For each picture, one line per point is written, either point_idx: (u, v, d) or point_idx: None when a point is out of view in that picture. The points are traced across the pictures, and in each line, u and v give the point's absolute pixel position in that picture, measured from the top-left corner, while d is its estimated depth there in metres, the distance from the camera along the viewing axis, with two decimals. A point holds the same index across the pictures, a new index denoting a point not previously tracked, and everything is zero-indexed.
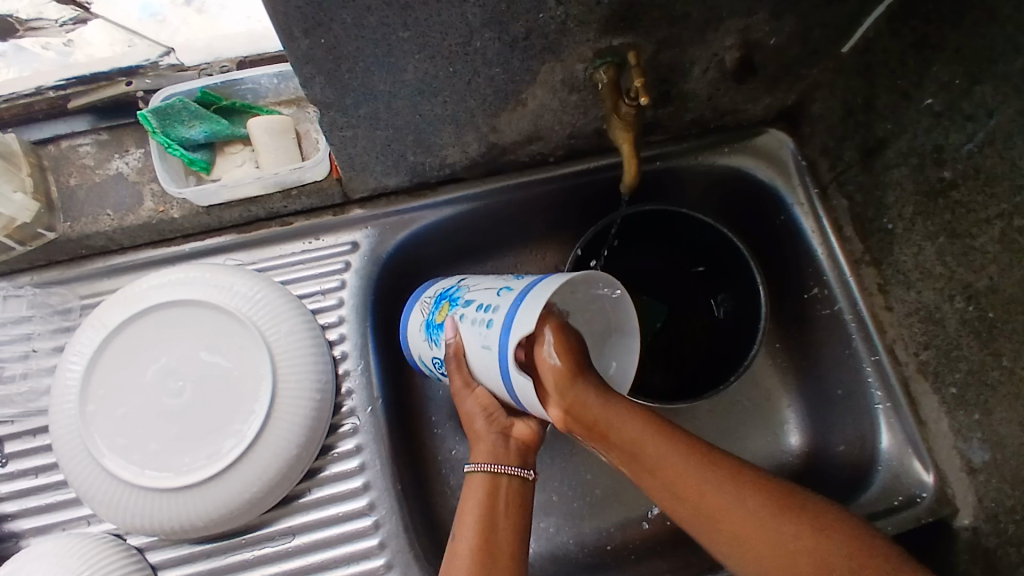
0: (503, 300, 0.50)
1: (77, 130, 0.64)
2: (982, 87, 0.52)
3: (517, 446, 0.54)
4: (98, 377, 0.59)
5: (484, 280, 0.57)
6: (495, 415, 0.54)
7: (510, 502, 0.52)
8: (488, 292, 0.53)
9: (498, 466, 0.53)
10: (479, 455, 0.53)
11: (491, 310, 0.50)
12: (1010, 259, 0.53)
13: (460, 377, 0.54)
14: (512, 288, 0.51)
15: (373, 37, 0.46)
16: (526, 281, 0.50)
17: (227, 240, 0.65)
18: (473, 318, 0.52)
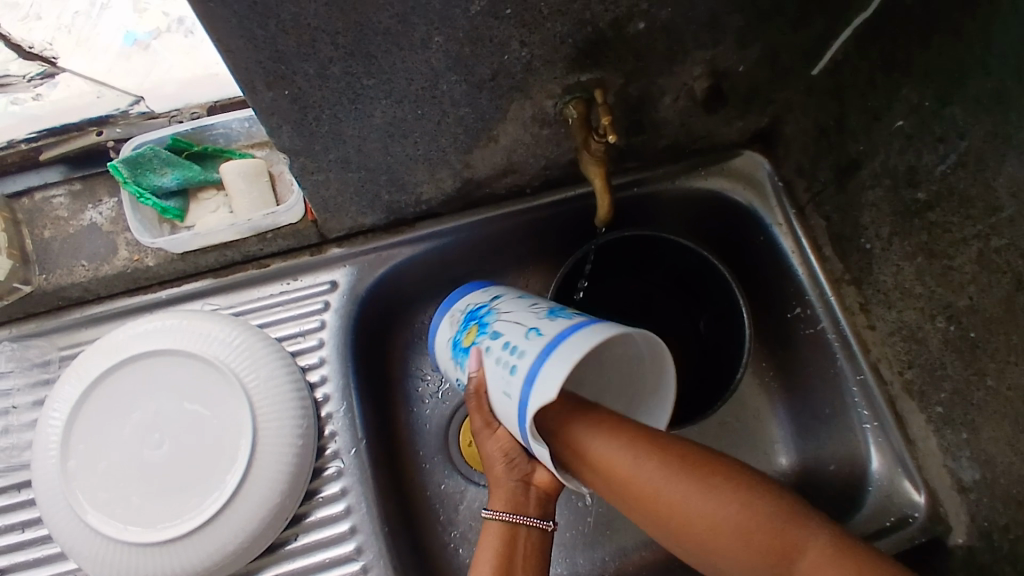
0: (531, 347, 0.48)
1: (50, 180, 0.64)
2: (952, 110, 0.52)
3: (537, 495, 0.55)
4: (79, 431, 0.58)
5: (517, 304, 0.54)
6: (516, 462, 0.54)
7: (527, 554, 0.53)
8: (517, 329, 0.50)
9: (516, 516, 0.53)
10: (496, 504, 0.54)
11: (519, 353, 0.48)
12: (988, 278, 0.52)
13: (481, 419, 0.53)
14: (542, 333, 0.48)
15: (337, 86, 0.46)
16: (555, 327, 0.48)
17: (204, 285, 0.65)
18: (497, 354, 0.50)
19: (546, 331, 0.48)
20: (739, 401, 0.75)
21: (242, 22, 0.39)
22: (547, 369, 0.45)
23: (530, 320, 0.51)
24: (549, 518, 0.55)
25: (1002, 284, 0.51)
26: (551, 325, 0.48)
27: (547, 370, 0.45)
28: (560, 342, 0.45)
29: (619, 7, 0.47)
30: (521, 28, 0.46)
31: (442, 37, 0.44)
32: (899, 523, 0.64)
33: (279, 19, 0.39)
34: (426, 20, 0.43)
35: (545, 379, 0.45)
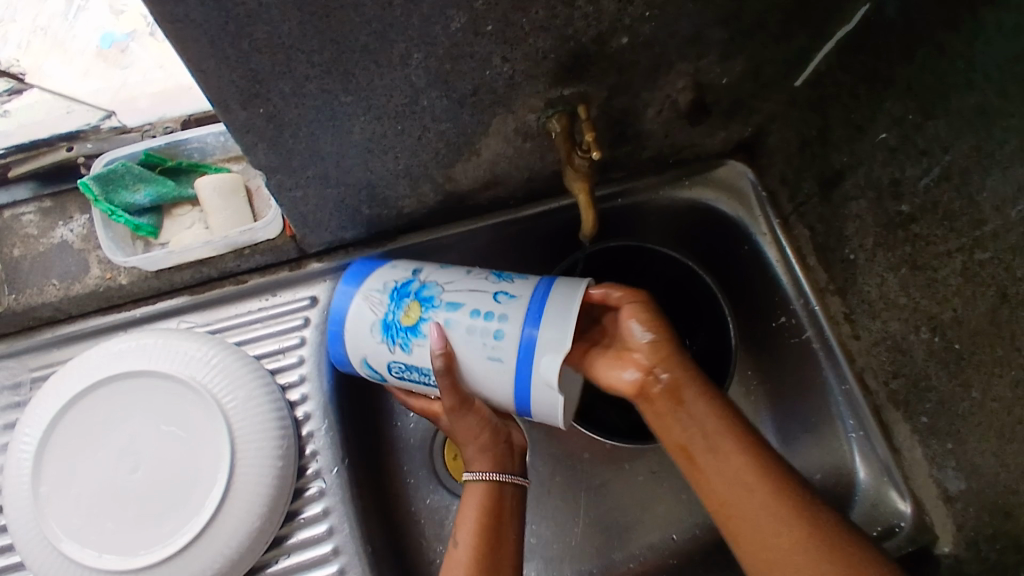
0: (512, 304, 0.52)
1: (19, 198, 0.62)
2: (936, 123, 0.51)
3: (508, 453, 0.59)
4: (50, 456, 0.56)
5: (448, 274, 0.56)
6: (495, 427, 0.58)
7: (482, 504, 0.57)
8: (481, 294, 0.53)
9: (484, 473, 0.58)
10: (473, 465, 0.58)
11: (502, 305, 0.52)
12: (973, 291, 0.52)
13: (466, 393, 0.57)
14: (517, 295, 0.53)
15: (314, 103, 0.45)
16: (525, 286, 0.53)
17: (179, 303, 0.63)
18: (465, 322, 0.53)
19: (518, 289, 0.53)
20: None
21: (214, 42, 0.37)
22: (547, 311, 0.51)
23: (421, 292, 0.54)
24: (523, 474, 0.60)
25: (987, 296, 0.51)
26: (518, 286, 0.53)
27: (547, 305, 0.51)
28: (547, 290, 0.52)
29: (602, 22, 0.46)
30: (503, 44, 0.45)
31: (422, 54, 0.43)
32: (888, 532, 0.64)
33: (253, 38, 0.38)
34: (405, 38, 0.42)
35: (551, 321, 0.51)
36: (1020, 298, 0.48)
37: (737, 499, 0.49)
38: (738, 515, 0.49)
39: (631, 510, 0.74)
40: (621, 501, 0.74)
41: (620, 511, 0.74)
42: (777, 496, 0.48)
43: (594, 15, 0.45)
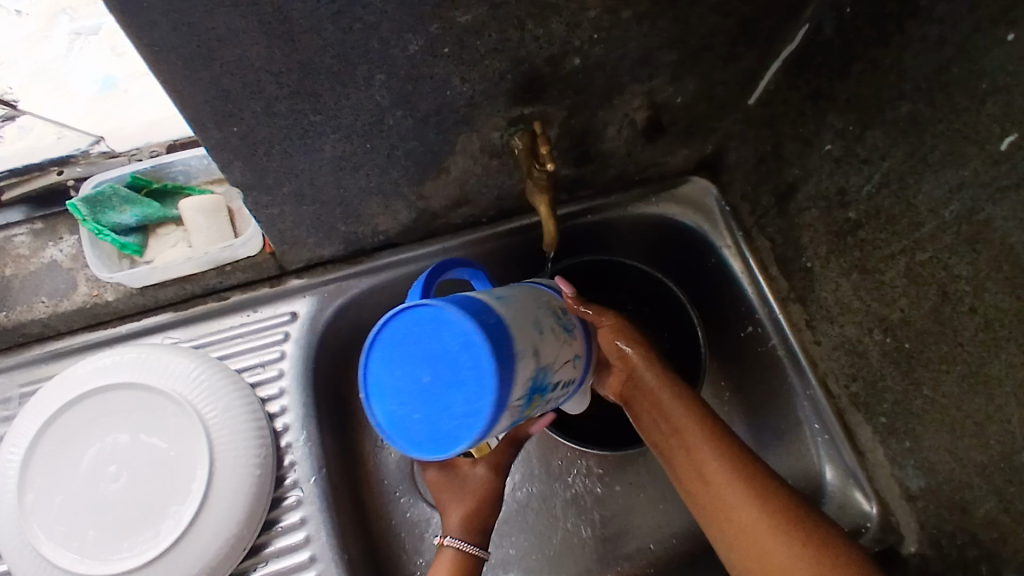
0: (583, 347, 0.56)
1: (11, 220, 0.64)
2: (873, 133, 0.55)
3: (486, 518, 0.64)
4: (35, 465, 0.58)
5: (549, 334, 0.48)
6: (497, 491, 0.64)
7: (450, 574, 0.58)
8: (568, 363, 0.51)
9: (462, 540, 0.60)
10: (451, 530, 0.61)
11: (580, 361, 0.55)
12: (917, 291, 0.54)
13: (465, 463, 0.65)
14: (577, 327, 0.55)
15: (285, 123, 0.48)
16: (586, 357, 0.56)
17: (164, 319, 0.66)
18: (556, 358, 0.48)
19: (578, 321, 0.55)
20: None
21: (188, 64, 0.41)
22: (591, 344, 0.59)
23: (520, 320, 0.44)
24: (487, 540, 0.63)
25: (929, 296, 0.54)
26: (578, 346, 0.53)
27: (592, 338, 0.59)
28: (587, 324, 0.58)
29: (553, 44, 0.49)
30: (461, 65, 0.48)
31: (384, 76, 0.47)
32: (854, 532, 0.66)
33: (223, 61, 0.41)
34: (366, 60, 0.45)
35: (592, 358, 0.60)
36: (960, 294, 0.51)
37: (711, 476, 0.56)
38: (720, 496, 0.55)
39: (609, 520, 0.75)
40: (598, 511, 0.75)
41: (598, 522, 0.75)
42: (738, 465, 0.55)
43: (544, 37, 0.48)
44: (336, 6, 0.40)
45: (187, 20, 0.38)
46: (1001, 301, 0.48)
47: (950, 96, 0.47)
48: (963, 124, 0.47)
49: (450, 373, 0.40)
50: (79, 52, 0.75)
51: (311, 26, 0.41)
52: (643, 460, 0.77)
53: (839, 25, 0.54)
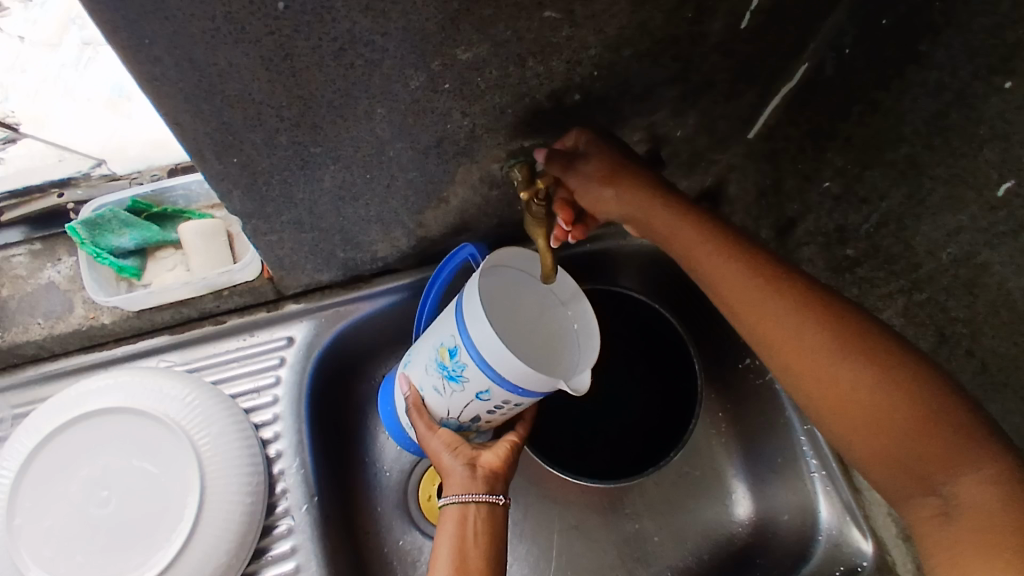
0: (482, 382, 0.52)
1: (10, 240, 0.65)
2: (872, 173, 0.55)
3: (483, 474, 0.57)
4: (27, 489, 0.57)
5: (454, 393, 0.55)
6: (462, 448, 0.57)
7: (479, 533, 0.54)
8: (483, 408, 0.55)
9: (467, 495, 0.55)
10: (451, 489, 0.56)
11: (488, 396, 0.53)
12: (914, 332, 0.54)
13: (424, 422, 0.58)
14: (468, 365, 0.52)
15: (286, 153, 0.48)
16: (504, 388, 0.51)
17: (159, 342, 0.66)
18: (463, 399, 0.55)
19: (467, 360, 0.51)
20: (694, 451, 0.78)
21: (189, 97, 0.41)
22: (498, 367, 0.50)
23: (413, 372, 0.59)
24: (497, 492, 0.56)
25: (926, 337, 0.54)
26: (498, 392, 0.52)
27: (494, 362, 0.50)
28: (482, 352, 0.50)
29: (553, 80, 0.50)
30: (462, 100, 0.49)
31: (386, 110, 0.47)
32: (850, 571, 0.65)
33: (226, 94, 0.41)
34: (368, 94, 0.45)
35: (511, 374, 0.50)
36: (956, 336, 0.51)
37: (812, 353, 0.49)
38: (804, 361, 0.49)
39: (605, 552, 0.74)
40: (594, 542, 0.74)
41: (594, 555, 0.73)
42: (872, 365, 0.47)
43: (545, 74, 0.49)
44: (338, 44, 0.40)
45: (189, 55, 0.38)
46: (1000, 346, 0.48)
47: (949, 141, 0.48)
48: (961, 169, 0.47)
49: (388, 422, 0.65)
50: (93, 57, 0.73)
51: (313, 62, 0.41)
52: (639, 490, 0.76)
53: (839, 65, 0.54)
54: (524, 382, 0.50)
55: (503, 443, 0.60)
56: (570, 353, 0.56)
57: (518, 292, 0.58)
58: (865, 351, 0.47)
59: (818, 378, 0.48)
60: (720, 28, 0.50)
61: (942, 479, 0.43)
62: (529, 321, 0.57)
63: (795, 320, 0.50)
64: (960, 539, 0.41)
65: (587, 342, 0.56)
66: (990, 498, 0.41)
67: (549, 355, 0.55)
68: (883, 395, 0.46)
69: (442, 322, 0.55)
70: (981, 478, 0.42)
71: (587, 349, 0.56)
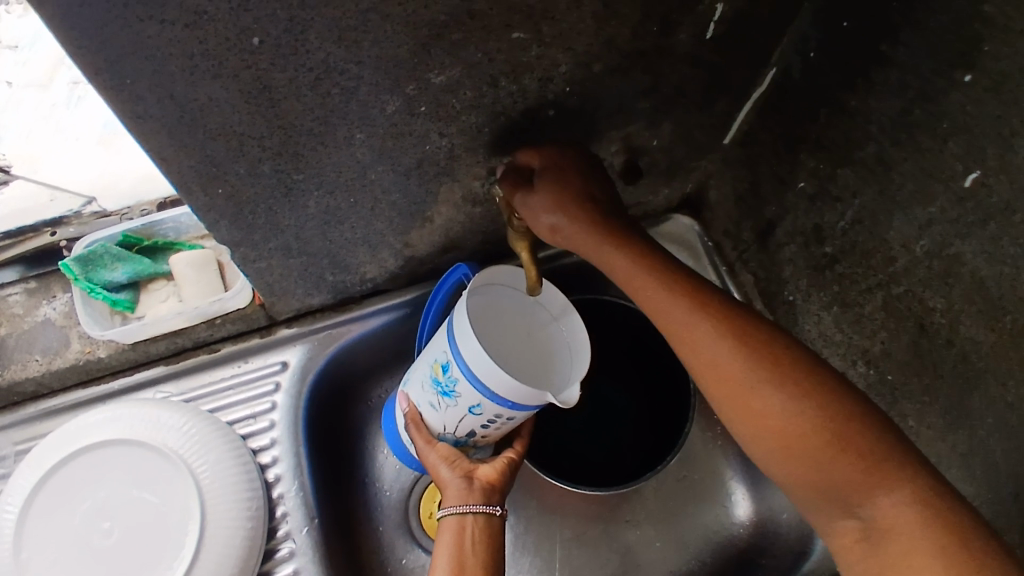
0: (473, 397, 0.53)
1: (4, 280, 0.65)
2: (844, 171, 0.56)
3: (481, 486, 0.57)
4: (30, 524, 0.58)
5: (449, 407, 0.56)
6: (459, 462, 0.58)
7: (477, 543, 0.54)
8: (477, 422, 0.55)
9: (464, 506, 0.56)
10: (449, 500, 0.56)
11: (480, 410, 0.54)
12: (895, 325, 0.56)
13: (422, 437, 0.59)
14: (459, 379, 0.53)
15: (270, 182, 0.49)
16: (494, 401, 0.52)
17: (156, 373, 0.66)
18: (457, 414, 0.56)
19: (458, 375, 0.52)
20: (691, 455, 0.78)
21: (172, 132, 0.42)
22: (486, 381, 0.51)
23: (411, 390, 0.60)
24: (494, 503, 0.56)
25: (907, 329, 0.55)
26: (489, 406, 0.53)
27: (484, 374, 0.51)
28: (470, 366, 0.51)
29: (527, 98, 0.51)
30: (439, 122, 0.50)
31: (365, 134, 0.48)
32: (849, 567, 0.66)
33: (208, 127, 0.43)
34: (347, 121, 0.47)
35: (499, 388, 0.51)
36: (935, 328, 0.52)
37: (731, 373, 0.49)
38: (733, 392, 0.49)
39: (608, 560, 0.74)
40: (597, 551, 0.74)
41: (597, 564, 0.74)
42: (788, 385, 0.47)
43: (519, 93, 0.50)
44: (314, 74, 0.42)
45: (170, 92, 0.39)
46: (976, 334, 0.49)
47: (913, 136, 0.49)
48: (928, 162, 0.49)
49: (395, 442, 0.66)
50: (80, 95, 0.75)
51: (291, 92, 0.43)
52: (638, 497, 0.76)
53: (805, 69, 0.56)
54: (512, 395, 0.51)
55: (502, 457, 0.61)
56: (563, 365, 0.57)
57: (508, 306, 0.58)
58: (794, 381, 0.47)
59: (743, 400, 0.48)
60: (686, 39, 0.51)
61: (869, 508, 0.44)
62: (522, 335, 0.58)
63: (723, 348, 0.49)
64: (889, 558, 0.43)
65: (579, 353, 0.57)
66: (907, 519, 0.43)
67: (541, 367, 0.56)
68: (811, 421, 0.46)
69: (435, 339, 0.56)
70: (900, 502, 0.43)
71: (580, 359, 0.56)
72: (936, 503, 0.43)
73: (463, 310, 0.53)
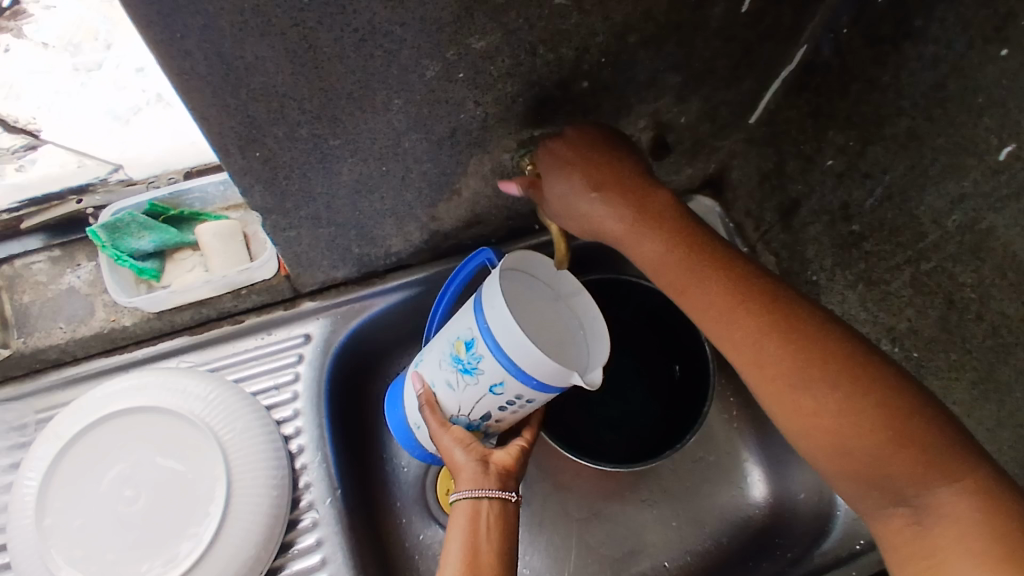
0: (497, 374, 0.52)
1: (30, 248, 0.65)
2: (874, 148, 0.56)
3: (495, 470, 0.56)
4: (55, 490, 0.58)
5: (468, 386, 0.54)
6: (473, 444, 0.56)
7: (491, 529, 0.53)
8: (496, 403, 0.55)
9: (479, 491, 0.54)
10: (462, 484, 0.54)
11: (502, 390, 0.53)
12: (923, 301, 0.56)
13: (436, 419, 0.57)
14: (484, 356, 0.52)
15: (306, 147, 0.49)
16: (519, 379, 0.51)
17: (179, 342, 0.67)
18: (476, 394, 0.54)
19: (483, 351, 0.52)
20: (709, 435, 0.79)
21: (216, 92, 0.42)
22: (513, 355, 0.50)
23: (427, 370, 0.59)
24: (509, 489, 0.55)
25: (935, 305, 0.55)
26: (513, 385, 0.52)
27: (511, 350, 0.50)
28: (498, 340, 0.51)
29: (563, 68, 0.51)
30: (475, 90, 0.50)
31: (402, 100, 0.49)
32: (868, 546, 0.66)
33: (251, 87, 0.43)
34: (386, 85, 0.47)
35: (526, 365, 0.50)
36: (964, 302, 0.53)
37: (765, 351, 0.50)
38: (779, 387, 0.49)
39: (625, 537, 0.74)
40: (613, 530, 0.74)
41: (613, 542, 0.74)
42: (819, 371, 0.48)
43: (555, 62, 0.50)
44: (359, 35, 0.42)
45: (217, 49, 0.39)
46: (1008, 308, 0.50)
47: (948, 111, 0.50)
48: (961, 137, 0.49)
49: (398, 424, 0.64)
50: (89, 76, 0.73)
51: (335, 53, 0.43)
52: (654, 476, 0.77)
53: (837, 46, 0.56)
54: (538, 372, 0.51)
55: (515, 445, 0.59)
56: (580, 354, 0.56)
57: (529, 292, 0.58)
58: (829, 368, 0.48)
59: (783, 389, 0.49)
60: (722, 12, 0.51)
61: (923, 498, 0.45)
62: (540, 317, 0.57)
63: (766, 329, 0.50)
64: (937, 547, 0.44)
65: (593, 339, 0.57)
66: (971, 510, 0.43)
67: (562, 353, 0.55)
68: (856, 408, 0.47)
69: (460, 317, 0.56)
70: (961, 494, 0.44)
71: (598, 348, 0.56)
72: (993, 498, 0.44)
73: (496, 286, 0.52)
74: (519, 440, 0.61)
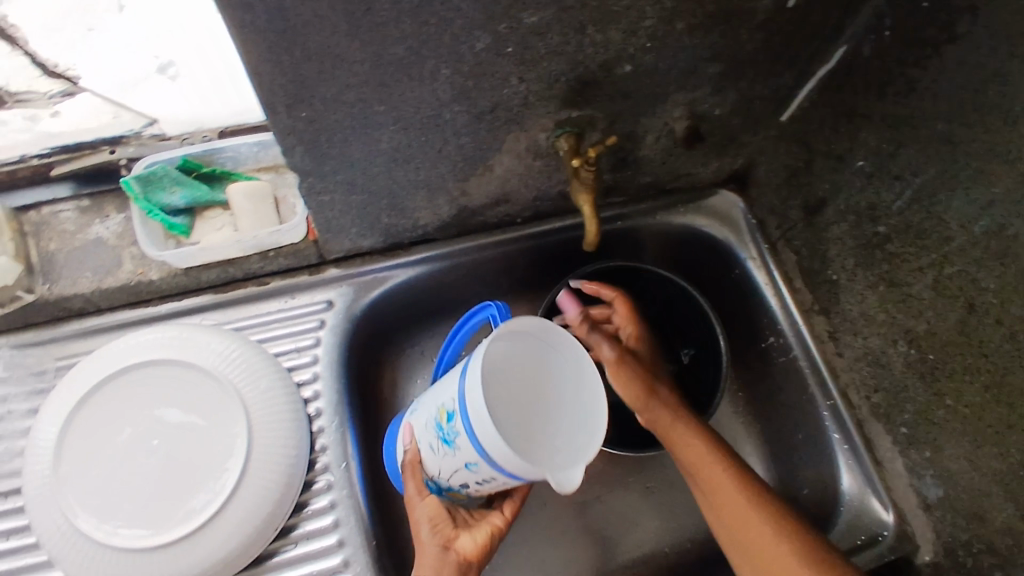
0: (470, 456, 0.46)
1: (59, 196, 0.66)
2: (906, 151, 0.57)
3: (457, 562, 0.55)
4: (74, 438, 0.58)
5: (447, 457, 0.50)
6: (442, 526, 0.56)
7: None
8: (473, 480, 0.49)
9: None
10: (422, 566, 0.55)
11: (475, 470, 0.47)
12: (943, 305, 0.57)
13: (414, 485, 0.56)
14: (459, 433, 0.47)
15: (351, 110, 0.50)
16: (492, 466, 0.46)
17: (204, 300, 0.67)
18: (454, 465, 0.50)
19: (459, 429, 0.46)
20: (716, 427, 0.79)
21: (271, 47, 0.43)
22: (486, 442, 0.44)
23: (418, 422, 0.55)
24: None
25: (956, 309, 0.56)
26: (488, 469, 0.46)
27: (484, 437, 0.44)
28: (474, 424, 0.44)
29: (608, 50, 0.52)
30: (521, 65, 0.51)
31: (450, 70, 0.49)
32: (871, 540, 0.67)
33: (306, 46, 0.43)
34: (437, 54, 0.47)
35: (496, 454, 0.44)
36: (985, 307, 0.54)
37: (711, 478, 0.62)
38: (720, 496, 0.61)
39: (625, 520, 0.76)
40: (615, 515, 0.76)
41: (616, 524, 0.75)
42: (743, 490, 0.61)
43: (602, 43, 0.51)
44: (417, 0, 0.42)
45: (278, 4, 0.40)
46: None
47: (984, 117, 0.51)
48: (995, 143, 0.50)
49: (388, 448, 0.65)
50: None
51: (391, 17, 0.43)
52: (659, 463, 0.78)
53: (877, 48, 0.57)
54: (510, 465, 0.44)
55: (485, 528, 0.58)
56: (568, 441, 0.47)
57: (523, 359, 0.49)
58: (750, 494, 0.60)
59: (714, 482, 0.62)
60: (770, 6, 0.52)
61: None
62: (530, 395, 0.49)
63: (706, 458, 0.63)
64: None
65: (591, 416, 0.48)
66: None
67: (536, 445, 0.46)
68: (778, 531, 0.57)
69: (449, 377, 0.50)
70: None
71: (588, 441, 0.47)
72: None
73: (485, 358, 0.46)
74: (490, 520, 0.59)
